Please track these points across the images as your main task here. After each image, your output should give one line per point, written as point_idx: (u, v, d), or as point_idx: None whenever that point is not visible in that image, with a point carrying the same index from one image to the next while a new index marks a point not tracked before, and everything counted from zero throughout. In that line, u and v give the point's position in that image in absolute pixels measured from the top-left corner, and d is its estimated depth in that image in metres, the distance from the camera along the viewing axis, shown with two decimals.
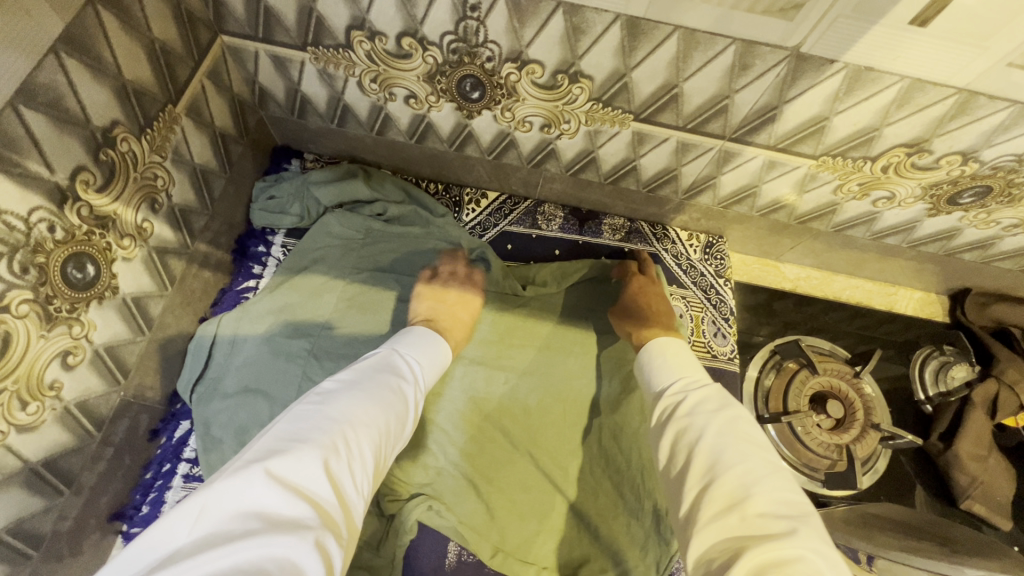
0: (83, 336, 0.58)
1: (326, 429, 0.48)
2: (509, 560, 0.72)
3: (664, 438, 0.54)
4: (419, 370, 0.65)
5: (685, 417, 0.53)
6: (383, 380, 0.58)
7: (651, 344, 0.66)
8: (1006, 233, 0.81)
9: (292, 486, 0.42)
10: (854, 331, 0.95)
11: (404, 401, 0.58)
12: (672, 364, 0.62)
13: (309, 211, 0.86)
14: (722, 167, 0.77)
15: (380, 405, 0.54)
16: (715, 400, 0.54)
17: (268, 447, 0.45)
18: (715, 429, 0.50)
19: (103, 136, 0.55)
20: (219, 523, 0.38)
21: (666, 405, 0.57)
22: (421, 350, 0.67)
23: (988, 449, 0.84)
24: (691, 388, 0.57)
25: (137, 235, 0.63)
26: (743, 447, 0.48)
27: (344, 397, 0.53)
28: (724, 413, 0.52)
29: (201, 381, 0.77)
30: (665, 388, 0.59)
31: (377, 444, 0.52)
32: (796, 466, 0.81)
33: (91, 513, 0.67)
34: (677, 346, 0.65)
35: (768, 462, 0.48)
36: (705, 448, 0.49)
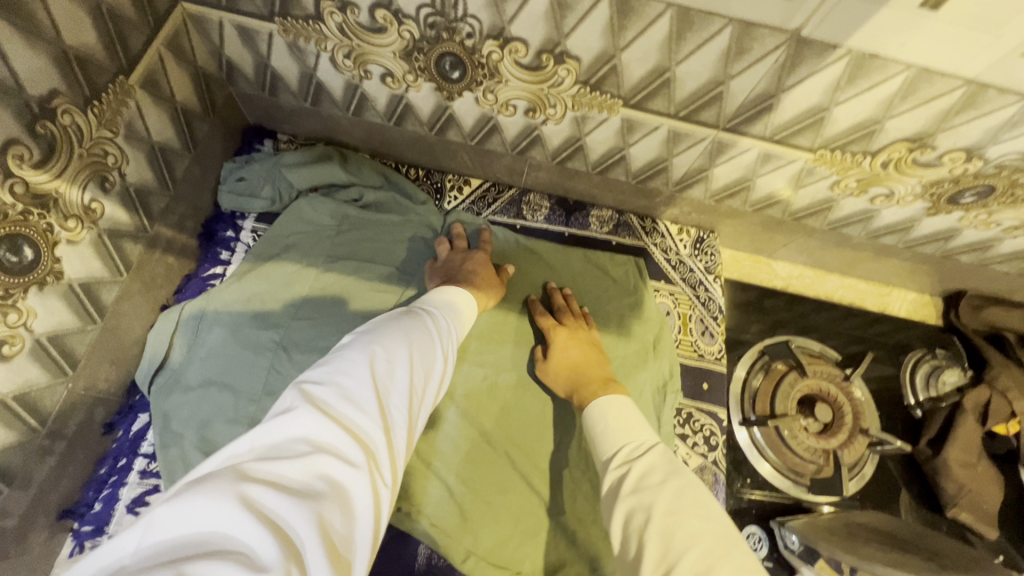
0: (21, 325, 0.54)
1: (357, 362, 0.48)
2: (481, 565, 0.69)
3: (615, 521, 0.51)
4: (444, 319, 0.63)
5: (633, 493, 0.51)
6: (413, 325, 0.58)
7: (592, 408, 0.64)
8: (1006, 235, 0.77)
9: (330, 410, 0.43)
10: (845, 332, 0.92)
11: (430, 341, 0.57)
12: (616, 426, 0.60)
13: (281, 195, 0.82)
14: (715, 158, 0.73)
15: (408, 342, 0.54)
16: (661, 468, 0.53)
17: (304, 381, 0.45)
18: (663, 509, 0.49)
19: (39, 106, 0.50)
20: (270, 442, 0.40)
21: (614, 477, 0.55)
22: (442, 303, 0.66)
23: (977, 455, 0.81)
24: (635, 456, 0.56)
25: (84, 216, 0.58)
26: (694, 526, 0.47)
27: (368, 338, 0.52)
28: (672, 483, 0.51)
29: (162, 371, 0.73)
30: (613, 457, 0.57)
31: (414, 379, 0.51)
32: (781, 470, 0.79)
33: (39, 510, 0.63)
34: (623, 403, 0.63)
35: (720, 538, 0.47)
36: (657, 530, 0.47)
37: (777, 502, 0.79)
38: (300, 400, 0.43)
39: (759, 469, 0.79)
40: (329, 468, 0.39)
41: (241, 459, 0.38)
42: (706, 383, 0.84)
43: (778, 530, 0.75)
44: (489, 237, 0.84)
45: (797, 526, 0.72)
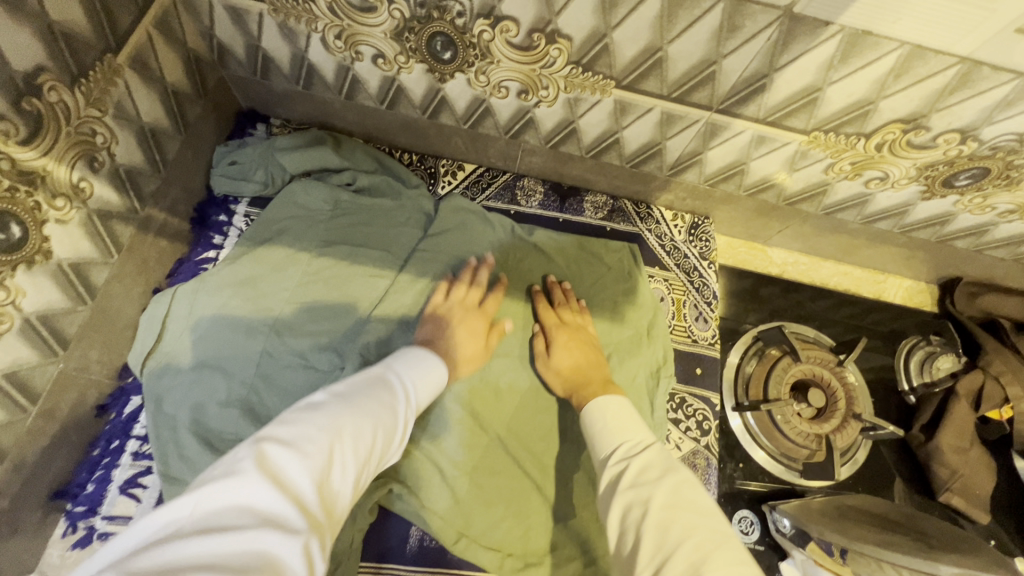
0: (10, 303, 0.54)
1: (320, 434, 0.46)
2: (473, 547, 0.69)
3: (613, 514, 0.52)
4: (412, 388, 0.62)
5: (631, 488, 0.52)
6: (379, 392, 0.57)
7: (590, 409, 0.65)
8: (1002, 219, 0.77)
9: (283, 484, 0.41)
10: (840, 319, 0.92)
11: (395, 417, 0.56)
12: (613, 426, 0.62)
13: (274, 179, 0.82)
14: (709, 141, 0.73)
15: (372, 417, 0.52)
16: (659, 466, 0.54)
17: (264, 444, 0.43)
18: (661, 502, 0.49)
19: (25, 82, 0.50)
20: (215, 508, 0.37)
21: (612, 473, 0.55)
22: (414, 366, 0.65)
23: (970, 441, 0.81)
24: (634, 453, 0.56)
25: (72, 195, 0.58)
26: (691, 518, 0.47)
27: (336, 406, 0.51)
28: (668, 479, 0.52)
29: (154, 354, 0.73)
30: (611, 454, 0.58)
31: (368, 454, 0.50)
32: (774, 455, 0.80)
33: (32, 490, 0.64)
34: (618, 404, 0.65)
35: (716, 531, 0.47)
36: (653, 523, 0.48)
37: (768, 487, 0.79)
38: (257, 466, 0.41)
39: (754, 456, 0.80)
40: (275, 546, 0.36)
41: (181, 524, 0.35)
42: (699, 368, 0.84)
43: (771, 514, 0.74)
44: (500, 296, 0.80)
45: (788, 510, 0.71)
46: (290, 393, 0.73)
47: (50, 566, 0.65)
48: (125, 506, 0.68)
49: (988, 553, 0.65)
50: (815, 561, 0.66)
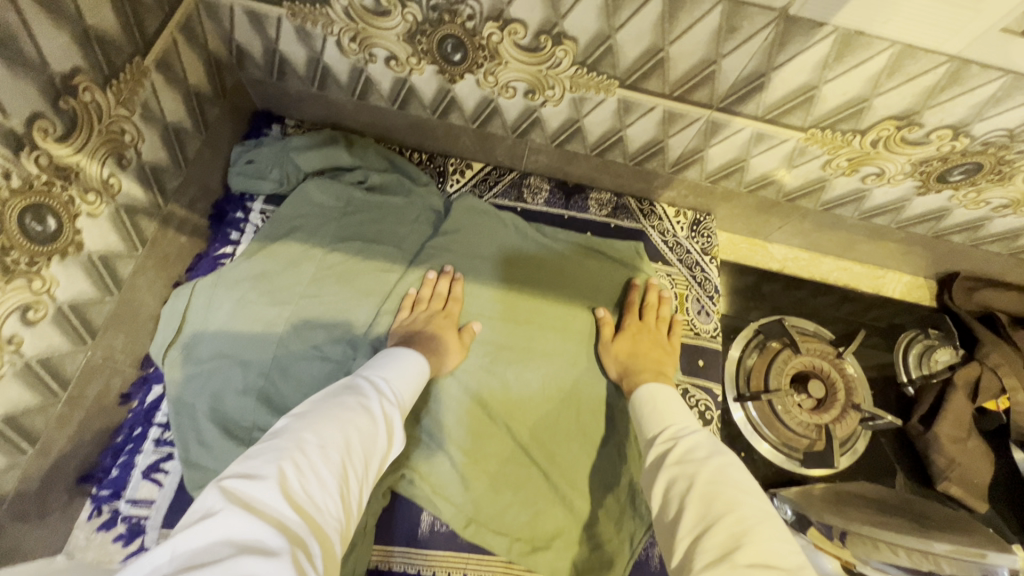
0: (45, 292, 0.56)
1: (283, 456, 0.47)
2: (482, 531, 0.72)
3: (657, 487, 0.55)
4: (383, 389, 0.62)
5: (677, 465, 0.55)
6: (343, 400, 0.57)
7: (641, 393, 0.70)
8: (996, 214, 0.79)
9: (254, 510, 0.41)
10: (839, 313, 0.94)
11: (368, 418, 0.56)
12: (661, 410, 0.65)
13: (289, 177, 0.85)
14: (710, 139, 0.75)
15: (341, 425, 0.53)
16: (706, 447, 0.56)
17: (226, 480, 0.44)
18: (705, 478, 0.51)
19: (62, 83, 0.53)
20: (192, 549, 0.38)
21: (659, 450, 0.59)
22: (383, 370, 0.65)
23: (968, 431, 0.82)
24: (682, 435, 0.59)
25: (103, 190, 0.61)
26: (732, 495, 0.49)
27: (298, 426, 0.51)
28: (714, 460, 0.53)
29: (174, 345, 0.76)
30: (660, 433, 0.61)
31: (342, 459, 0.50)
32: (777, 446, 0.82)
33: (60, 474, 0.66)
34: (670, 395, 0.68)
35: (760, 510, 0.48)
36: (697, 496, 0.50)
37: (768, 477, 0.81)
38: (223, 502, 0.41)
39: (758, 449, 0.81)
40: (256, 564, 0.37)
41: (159, 570, 0.36)
42: (701, 360, 0.86)
43: (770, 501, 0.75)
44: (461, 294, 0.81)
45: (790, 497, 0.71)
46: (305, 382, 0.75)
47: (76, 547, 0.68)
48: (148, 490, 0.71)
49: (978, 530, 0.68)
50: (815, 545, 0.67)
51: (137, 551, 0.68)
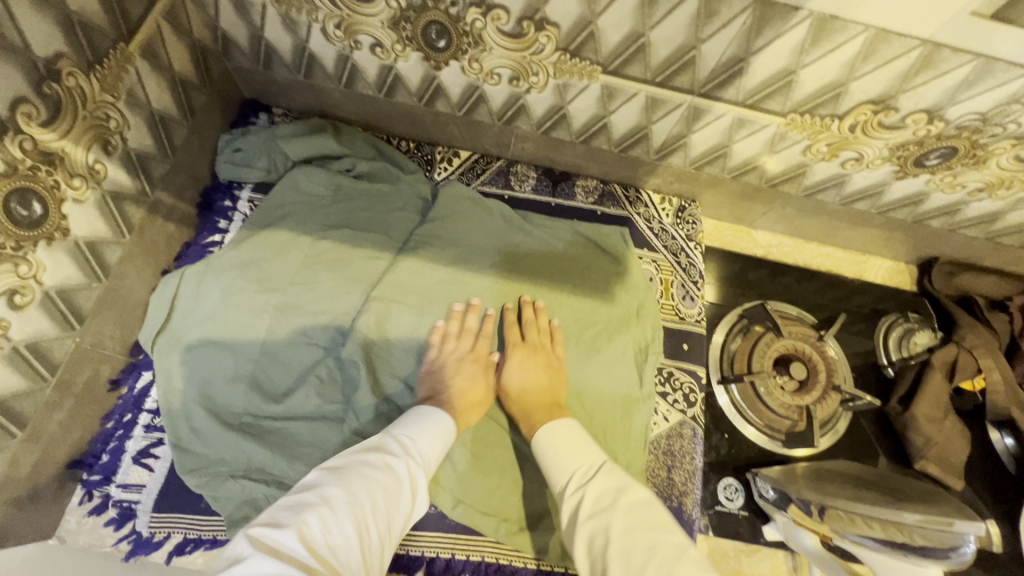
0: (32, 277, 0.57)
1: (310, 508, 0.49)
2: (470, 513, 0.73)
3: (579, 546, 0.59)
4: (411, 446, 0.64)
5: (591, 519, 0.59)
6: (373, 457, 0.59)
7: (541, 435, 0.70)
8: (972, 198, 0.80)
9: (280, 553, 0.43)
10: (821, 297, 0.96)
11: (394, 477, 0.58)
12: (567, 453, 0.67)
13: (277, 165, 0.86)
14: (692, 125, 0.76)
15: (367, 484, 0.55)
16: (614, 491, 0.61)
17: (253, 527, 0.46)
18: (621, 528, 0.57)
19: (46, 67, 0.53)
20: None
21: (570, 504, 0.62)
22: (412, 427, 0.66)
23: (945, 411, 0.84)
24: (587, 481, 0.63)
25: (89, 176, 0.62)
26: (650, 538, 0.55)
27: (328, 482, 0.54)
28: (625, 504, 0.59)
29: (164, 332, 0.76)
30: (566, 485, 0.64)
31: (365, 515, 0.52)
32: (760, 428, 0.84)
33: (50, 459, 0.67)
34: (567, 428, 0.70)
35: (677, 544, 0.55)
36: (615, 550, 0.55)
37: (751, 457, 0.83)
38: (250, 548, 0.43)
39: (743, 433, 0.84)
40: None
41: None
42: (686, 344, 0.87)
43: (755, 482, 0.79)
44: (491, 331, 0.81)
45: (774, 478, 0.75)
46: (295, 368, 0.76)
47: (68, 531, 0.69)
48: (138, 475, 0.71)
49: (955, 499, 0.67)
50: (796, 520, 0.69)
51: (128, 535, 0.69)
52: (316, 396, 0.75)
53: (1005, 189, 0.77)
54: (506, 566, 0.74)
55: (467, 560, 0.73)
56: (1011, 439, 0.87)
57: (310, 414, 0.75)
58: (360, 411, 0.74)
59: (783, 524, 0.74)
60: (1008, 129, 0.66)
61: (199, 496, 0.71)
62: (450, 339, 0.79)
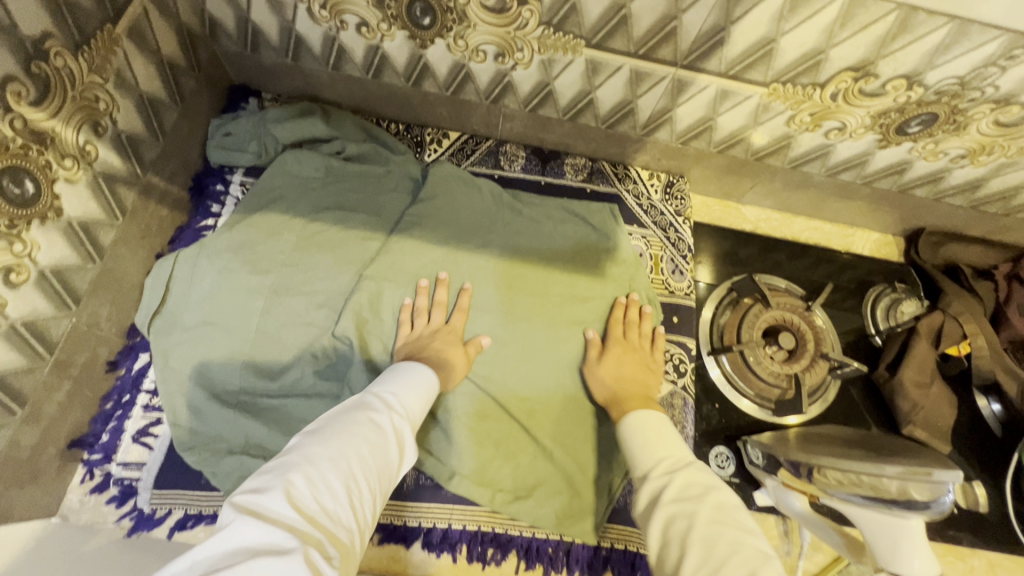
0: (26, 256, 0.58)
1: (295, 468, 0.49)
2: (466, 483, 0.75)
3: (654, 528, 0.54)
4: (394, 400, 0.63)
5: (674, 502, 0.55)
6: (357, 413, 0.58)
7: (630, 421, 0.68)
8: (955, 164, 0.81)
9: (266, 519, 0.43)
10: (809, 269, 0.97)
11: (380, 430, 0.57)
12: (654, 439, 0.64)
13: (267, 149, 0.86)
14: (677, 98, 0.77)
15: (351, 438, 0.54)
16: (700, 484, 0.57)
17: (235, 495, 0.45)
18: (705, 518, 0.52)
19: (33, 47, 0.54)
20: (208, 557, 0.40)
21: (652, 486, 0.59)
22: (393, 384, 0.65)
23: (931, 377, 0.86)
24: (677, 469, 0.59)
25: (80, 156, 0.62)
26: (736, 535, 0.50)
27: (312, 440, 0.53)
28: (710, 497, 0.54)
29: (159, 315, 0.77)
30: (654, 467, 0.61)
31: (354, 470, 0.51)
32: (750, 396, 0.85)
33: (52, 439, 0.68)
34: (659, 419, 0.67)
35: (760, 550, 0.49)
36: (698, 536, 0.50)
37: (743, 425, 0.84)
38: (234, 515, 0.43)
39: (739, 406, 0.85)
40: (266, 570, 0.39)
41: None
42: (676, 317, 0.89)
43: (746, 449, 0.81)
44: (466, 300, 0.82)
45: (764, 442, 0.77)
46: (290, 347, 0.78)
47: (71, 509, 0.71)
48: (139, 453, 0.73)
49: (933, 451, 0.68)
50: (785, 483, 0.71)
51: (129, 512, 0.71)
52: (311, 372, 0.77)
53: (986, 155, 0.78)
54: (501, 534, 0.75)
55: (463, 529, 0.75)
56: (997, 405, 0.89)
57: (306, 390, 0.77)
58: (355, 386, 0.75)
59: (772, 488, 0.75)
60: (987, 93, 0.67)
61: (199, 472, 0.73)
62: (424, 311, 0.80)
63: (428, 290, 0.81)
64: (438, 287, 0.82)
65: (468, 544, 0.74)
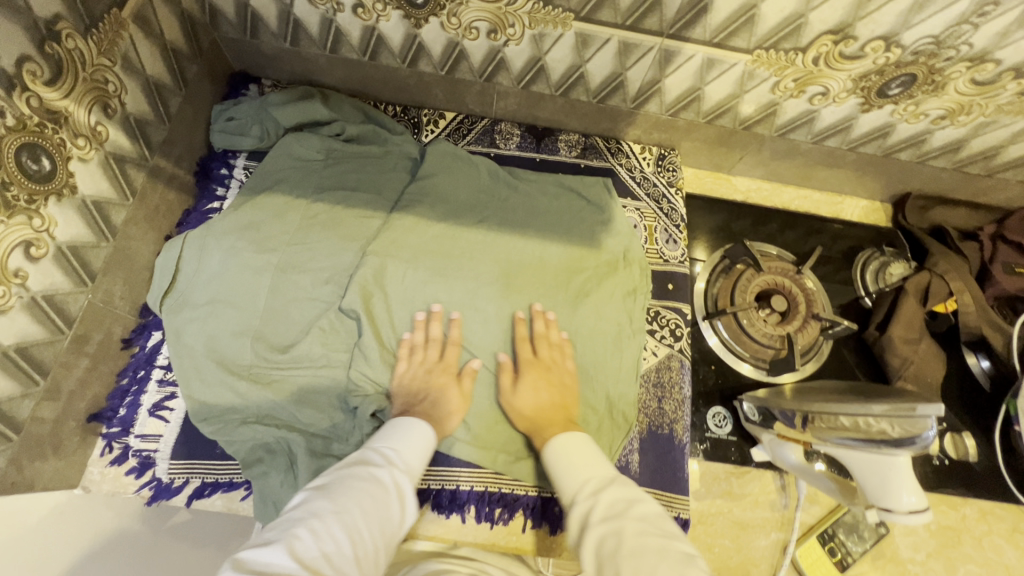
0: (44, 230, 0.60)
1: (295, 528, 0.51)
2: (474, 448, 0.78)
3: (586, 548, 0.55)
4: (395, 453, 0.66)
5: (603, 520, 0.56)
6: (357, 471, 0.61)
7: (552, 446, 0.69)
8: (936, 126, 0.84)
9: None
10: (799, 236, 1.00)
11: (378, 485, 0.60)
12: (576, 461, 0.66)
13: (269, 133, 0.89)
14: (665, 69, 0.80)
15: (354, 494, 0.57)
16: (623, 499, 0.59)
17: (238, 555, 0.48)
18: (633, 531, 0.54)
19: (46, 28, 0.56)
20: None
21: (580, 508, 0.60)
22: (396, 435, 0.68)
23: (920, 334, 0.88)
24: (602, 487, 0.61)
25: (91, 136, 0.65)
26: (665, 543, 0.52)
27: (313, 500, 0.56)
28: (633, 511, 0.57)
29: (170, 294, 0.80)
30: (579, 491, 0.62)
31: (352, 525, 0.54)
32: (745, 357, 0.88)
33: (72, 412, 0.70)
34: (580, 440, 0.69)
35: (684, 554, 0.51)
36: (627, 550, 0.52)
37: (739, 386, 0.87)
38: (234, 572, 0.45)
39: (740, 371, 0.87)
40: None
41: None
42: (671, 284, 0.91)
43: (741, 407, 0.84)
44: (457, 332, 0.81)
45: (758, 398, 0.80)
46: (298, 322, 0.81)
47: (92, 481, 0.73)
48: (155, 426, 0.75)
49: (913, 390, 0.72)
50: (782, 435, 0.74)
51: (148, 482, 0.73)
52: (320, 345, 0.80)
53: (965, 115, 0.80)
54: (508, 494, 0.78)
55: (471, 490, 0.77)
56: (987, 361, 0.91)
57: (316, 362, 0.79)
58: (363, 357, 0.78)
59: (768, 442, 0.78)
60: (962, 51, 0.70)
61: (215, 442, 0.75)
62: (418, 349, 0.79)
63: (422, 328, 0.80)
64: (432, 323, 0.80)
65: (476, 504, 0.77)
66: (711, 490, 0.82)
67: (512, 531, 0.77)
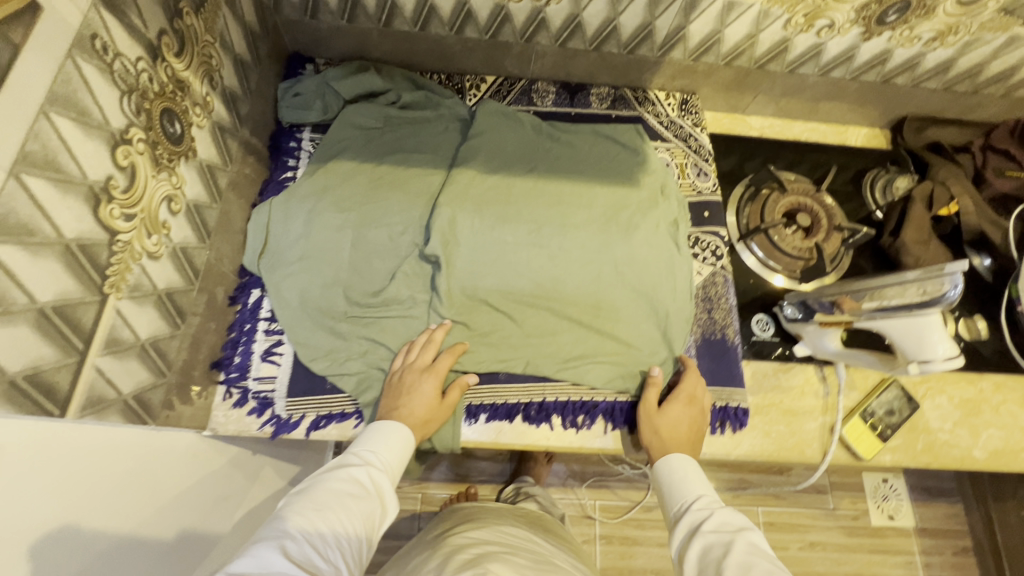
0: (179, 188, 0.68)
1: (279, 533, 0.58)
2: (552, 365, 0.87)
3: (691, 551, 0.65)
4: (373, 455, 0.72)
5: (713, 531, 0.66)
6: (336, 475, 0.68)
7: (673, 468, 0.77)
8: (928, 48, 0.95)
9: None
10: (811, 163, 1.11)
11: (355, 488, 0.67)
12: (691, 478, 0.75)
13: (330, 105, 0.97)
14: (690, 15, 0.90)
15: (330, 499, 0.64)
16: (735, 519, 0.67)
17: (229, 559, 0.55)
18: (741, 547, 0.62)
19: (173, 7, 0.64)
20: None
21: (690, 518, 0.69)
22: (373, 438, 0.75)
23: (929, 236, 0.99)
24: (716, 506, 0.70)
25: (204, 106, 0.73)
26: (768, 564, 0.60)
27: (294, 506, 0.63)
28: (743, 531, 0.65)
29: (264, 255, 0.87)
30: (691, 502, 0.72)
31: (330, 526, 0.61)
32: (778, 270, 0.98)
33: (198, 358, 0.79)
34: (692, 463, 0.78)
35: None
36: (731, 555, 0.61)
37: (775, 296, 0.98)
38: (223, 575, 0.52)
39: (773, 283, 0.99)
40: None
41: None
42: (707, 212, 1.01)
43: (781, 310, 0.95)
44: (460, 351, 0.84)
45: (796, 295, 0.91)
46: (380, 272, 0.88)
47: (218, 424, 0.80)
48: (269, 369, 0.84)
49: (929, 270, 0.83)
50: (822, 323, 0.85)
51: (270, 419, 0.82)
52: (406, 287, 0.88)
53: (953, 35, 0.92)
54: (588, 402, 0.88)
55: (556, 401, 0.87)
56: (988, 259, 1.02)
57: (404, 302, 0.88)
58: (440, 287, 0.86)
59: (810, 334, 0.88)
60: None
61: (325, 378, 0.84)
62: (413, 354, 0.83)
63: (427, 338, 0.84)
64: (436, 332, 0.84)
65: (561, 414, 0.87)
66: (763, 386, 0.93)
67: (595, 434, 0.88)
